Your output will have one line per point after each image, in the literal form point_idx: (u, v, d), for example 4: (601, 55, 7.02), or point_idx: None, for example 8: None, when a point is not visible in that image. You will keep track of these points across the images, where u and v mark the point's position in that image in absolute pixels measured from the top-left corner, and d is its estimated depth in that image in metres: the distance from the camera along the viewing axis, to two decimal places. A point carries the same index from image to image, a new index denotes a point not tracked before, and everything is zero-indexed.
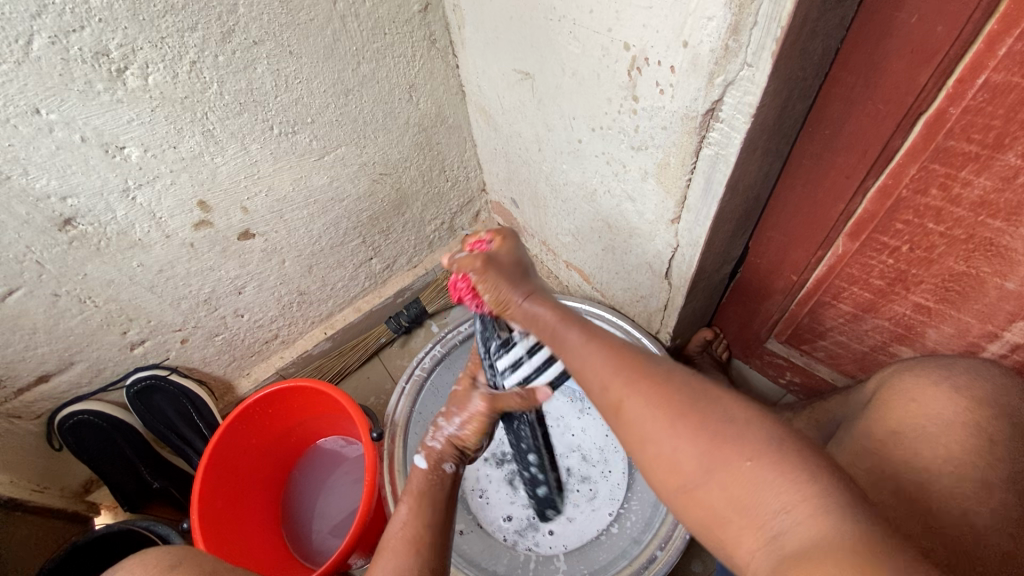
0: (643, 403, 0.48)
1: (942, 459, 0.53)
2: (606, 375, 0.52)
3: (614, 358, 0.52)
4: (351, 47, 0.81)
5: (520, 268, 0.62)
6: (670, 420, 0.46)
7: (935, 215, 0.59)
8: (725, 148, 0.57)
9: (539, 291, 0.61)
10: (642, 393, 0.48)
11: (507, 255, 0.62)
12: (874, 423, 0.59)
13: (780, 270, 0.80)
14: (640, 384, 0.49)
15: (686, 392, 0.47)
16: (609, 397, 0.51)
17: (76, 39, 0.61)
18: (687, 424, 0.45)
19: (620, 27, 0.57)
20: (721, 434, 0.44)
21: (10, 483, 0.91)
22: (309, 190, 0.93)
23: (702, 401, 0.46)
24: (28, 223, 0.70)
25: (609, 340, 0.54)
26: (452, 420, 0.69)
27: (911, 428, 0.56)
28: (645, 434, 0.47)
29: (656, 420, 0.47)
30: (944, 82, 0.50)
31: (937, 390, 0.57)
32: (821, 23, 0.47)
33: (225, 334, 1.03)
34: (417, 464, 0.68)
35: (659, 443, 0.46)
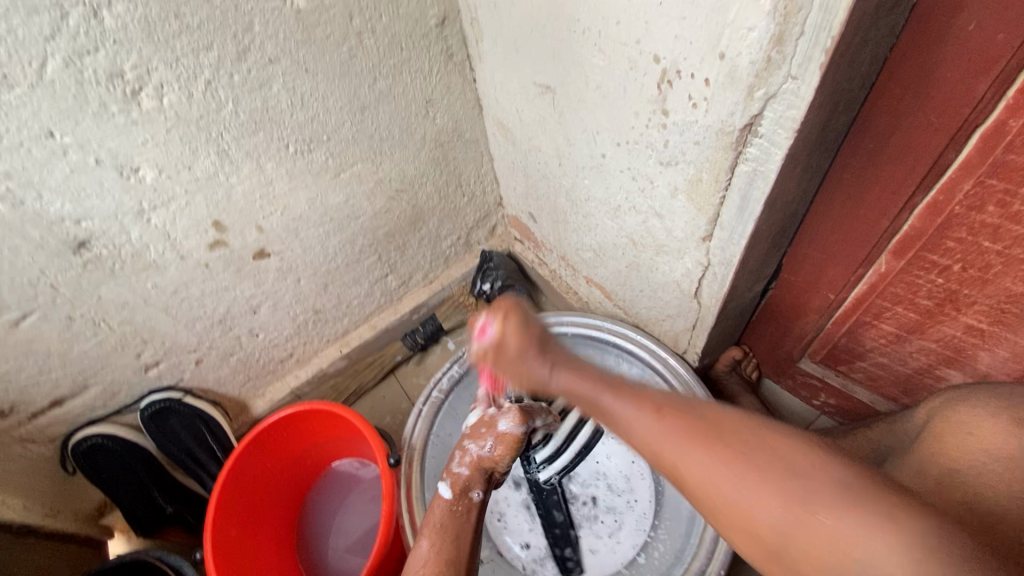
0: (704, 455, 0.46)
1: (1007, 499, 0.48)
2: (660, 435, 0.50)
3: (665, 421, 0.50)
4: (367, 64, 0.79)
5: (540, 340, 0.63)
6: (733, 478, 0.44)
7: (990, 233, 0.55)
8: (764, 164, 0.54)
9: (563, 358, 0.62)
10: (699, 449, 0.47)
11: (513, 336, 0.62)
12: (930, 461, 0.55)
13: (816, 288, 0.76)
14: (693, 438, 0.48)
15: (743, 440, 0.46)
16: (666, 456, 0.49)
17: (90, 61, 0.59)
18: (753, 482, 0.43)
19: (649, 38, 0.54)
20: (789, 487, 0.42)
21: (25, 508, 0.89)
22: (325, 209, 0.91)
23: (762, 454, 0.44)
24: (42, 247, 0.69)
25: (653, 399, 0.53)
26: (475, 446, 0.70)
27: (968, 463, 0.52)
28: (710, 492, 0.46)
29: (719, 478, 0.45)
30: (1005, 91, 0.46)
31: (994, 422, 0.53)
32: (871, 31, 0.44)
33: (239, 354, 1.01)
34: (444, 496, 0.66)
35: (725, 498, 0.45)
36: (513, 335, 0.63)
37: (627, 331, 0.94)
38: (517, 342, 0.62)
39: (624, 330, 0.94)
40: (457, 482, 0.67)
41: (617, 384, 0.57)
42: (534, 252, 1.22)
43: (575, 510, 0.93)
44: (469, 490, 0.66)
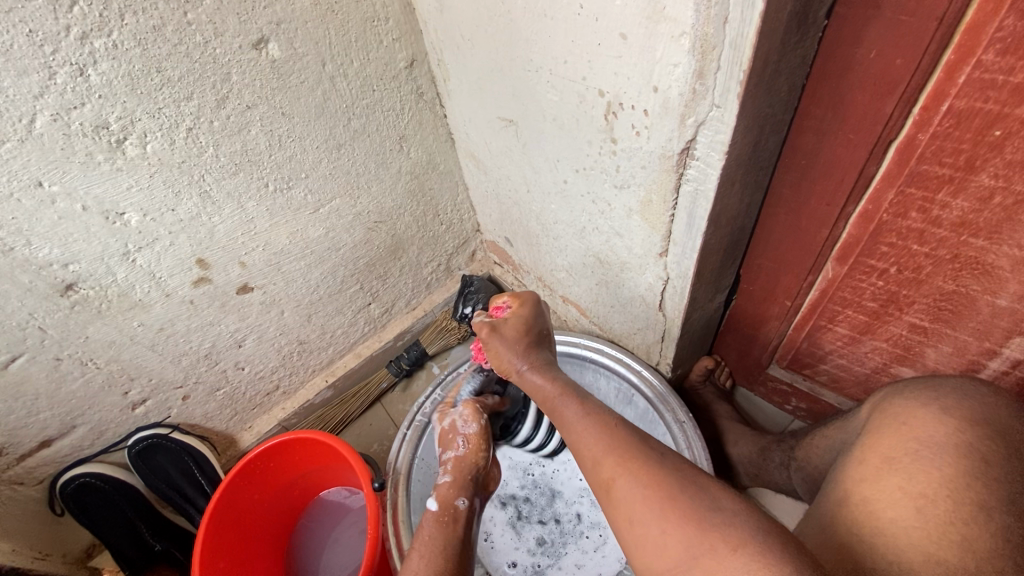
0: (636, 481, 0.49)
1: (938, 484, 0.50)
2: (606, 453, 0.53)
3: (615, 446, 0.53)
4: (341, 105, 0.84)
5: (535, 340, 0.69)
6: (660, 506, 0.47)
7: (918, 237, 0.59)
8: (703, 183, 0.58)
9: (545, 363, 0.68)
10: (635, 472, 0.50)
11: (521, 325, 0.69)
12: (869, 449, 0.57)
13: (773, 296, 0.80)
14: (634, 463, 0.51)
15: (676, 473, 0.49)
16: (603, 475, 0.52)
17: (77, 115, 0.64)
18: (670, 509, 0.46)
19: (593, 75, 0.59)
20: (699, 522, 0.44)
21: (14, 552, 0.89)
22: (306, 243, 0.95)
23: (689, 489, 0.47)
24: (31, 290, 0.72)
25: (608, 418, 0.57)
26: (452, 451, 0.76)
27: (904, 452, 0.54)
28: (633, 511, 0.48)
29: (643, 500, 0.48)
30: (910, 110, 0.51)
31: (926, 411, 0.56)
32: (782, 62, 0.49)
33: (226, 388, 1.03)
34: (432, 507, 0.69)
35: (642, 517, 0.47)
36: (515, 324, 0.69)
37: (603, 346, 0.97)
38: (514, 331, 0.68)
39: (600, 345, 0.97)
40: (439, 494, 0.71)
41: (582, 396, 0.62)
42: (513, 275, 1.26)
43: (560, 527, 0.95)
44: (452, 497, 0.70)
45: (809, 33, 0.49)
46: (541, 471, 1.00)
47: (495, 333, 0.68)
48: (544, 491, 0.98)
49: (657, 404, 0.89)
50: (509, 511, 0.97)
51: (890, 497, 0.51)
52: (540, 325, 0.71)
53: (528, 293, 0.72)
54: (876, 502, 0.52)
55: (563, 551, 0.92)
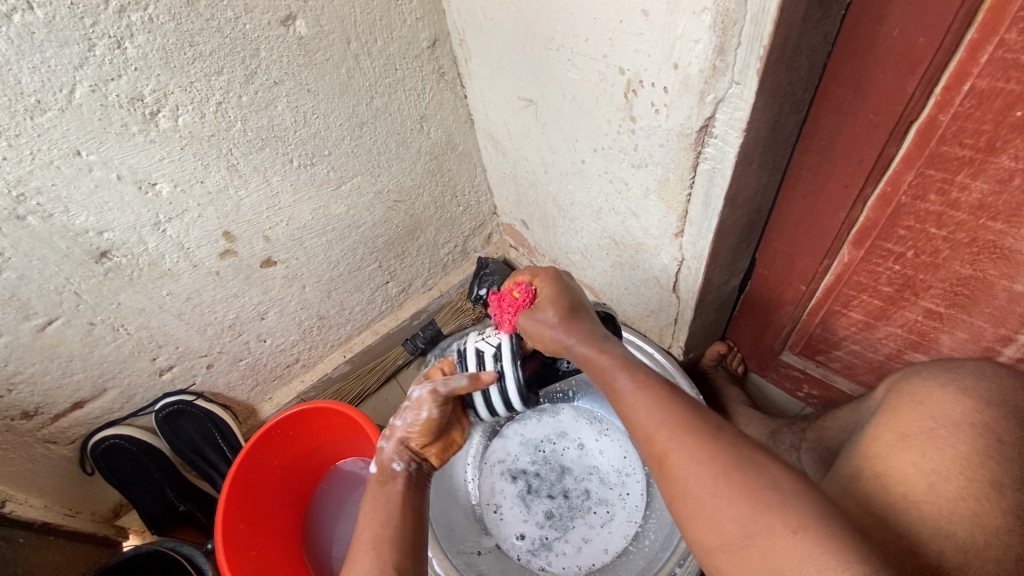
0: (694, 459, 0.50)
1: (950, 459, 0.52)
2: (662, 431, 0.53)
3: (668, 413, 0.54)
4: (364, 83, 0.86)
5: (573, 307, 0.71)
6: (690, 456, 0.50)
7: (935, 220, 0.59)
8: (721, 162, 0.59)
9: (590, 335, 0.67)
10: (690, 447, 0.51)
11: (545, 299, 0.72)
12: (883, 429, 0.58)
13: (788, 281, 0.80)
14: (687, 437, 0.52)
15: (740, 458, 0.49)
16: (657, 449, 0.53)
17: (114, 87, 0.66)
18: (704, 460, 0.49)
19: (614, 53, 0.60)
20: (761, 502, 0.46)
21: (45, 508, 0.95)
22: (328, 219, 0.97)
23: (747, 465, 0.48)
24: (68, 256, 0.75)
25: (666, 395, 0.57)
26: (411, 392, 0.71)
27: (918, 430, 0.55)
28: (694, 492, 0.49)
29: (705, 476, 0.49)
30: (932, 90, 0.51)
31: (942, 391, 0.57)
32: (804, 40, 0.49)
33: (248, 359, 1.06)
34: (394, 467, 0.68)
35: (703, 491, 0.48)
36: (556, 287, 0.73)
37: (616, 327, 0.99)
38: (546, 302, 0.72)
39: None
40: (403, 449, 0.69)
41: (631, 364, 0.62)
42: (528, 258, 1.27)
43: (568, 502, 0.97)
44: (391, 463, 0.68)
45: (831, 10, 0.49)
46: (551, 447, 1.02)
47: (529, 316, 0.72)
48: (553, 467, 1.00)
49: None
50: (519, 484, 1.00)
51: (904, 472, 0.53)
52: (576, 294, 0.74)
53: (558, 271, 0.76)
54: (892, 475, 0.53)
55: (571, 526, 0.94)
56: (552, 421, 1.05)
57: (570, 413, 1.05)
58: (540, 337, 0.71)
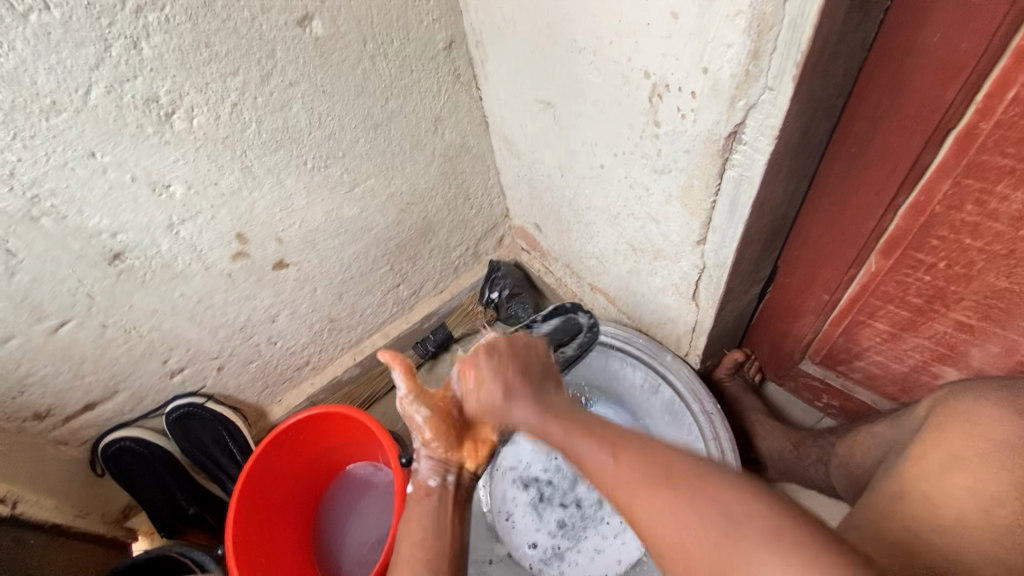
0: (653, 498, 0.43)
1: (1007, 485, 0.51)
2: (614, 475, 0.47)
3: (616, 458, 0.47)
4: (379, 84, 0.85)
5: (535, 381, 0.64)
6: (662, 507, 0.42)
7: (971, 231, 0.58)
8: (749, 169, 0.57)
9: (543, 409, 0.59)
10: (648, 487, 0.44)
11: (497, 371, 0.65)
12: (930, 446, 0.57)
13: (811, 290, 0.78)
14: (638, 476, 0.45)
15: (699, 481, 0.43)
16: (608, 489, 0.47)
17: (129, 87, 0.65)
18: (670, 500, 0.43)
19: (639, 56, 0.58)
20: (714, 534, 0.40)
21: (56, 509, 0.95)
22: (340, 222, 0.96)
23: (725, 510, 0.40)
24: (81, 258, 0.75)
25: (620, 438, 0.50)
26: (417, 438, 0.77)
27: (971, 452, 0.55)
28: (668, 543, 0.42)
29: (669, 520, 0.42)
30: (973, 96, 0.49)
31: (996, 412, 0.56)
32: (841, 44, 0.48)
33: (258, 361, 1.06)
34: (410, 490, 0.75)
35: (668, 542, 0.42)
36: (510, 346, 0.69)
37: (631, 333, 0.96)
38: (495, 372, 0.65)
39: (628, 332, 0.97)
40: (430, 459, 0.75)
41: (586, 423, 0.54)
42: (540, 261, 1.25)
43: (581, 511, 0.95)
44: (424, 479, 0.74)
45: (870, 13, 0.48)
46: (563, 455, 1.00)
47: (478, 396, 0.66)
48: (565, 475, 0.98)
49: (685, 395, 0.89)
50: (531, 492, 0.98)
51: (954, 494, 0.53)
52: (529, 360, 0.68)
53: (519, 347, 0.69)
54: (939, 497, 0.53)
55: (583, 535, 0.93)
56: None
57: None
58: (487, 402, 0.65)
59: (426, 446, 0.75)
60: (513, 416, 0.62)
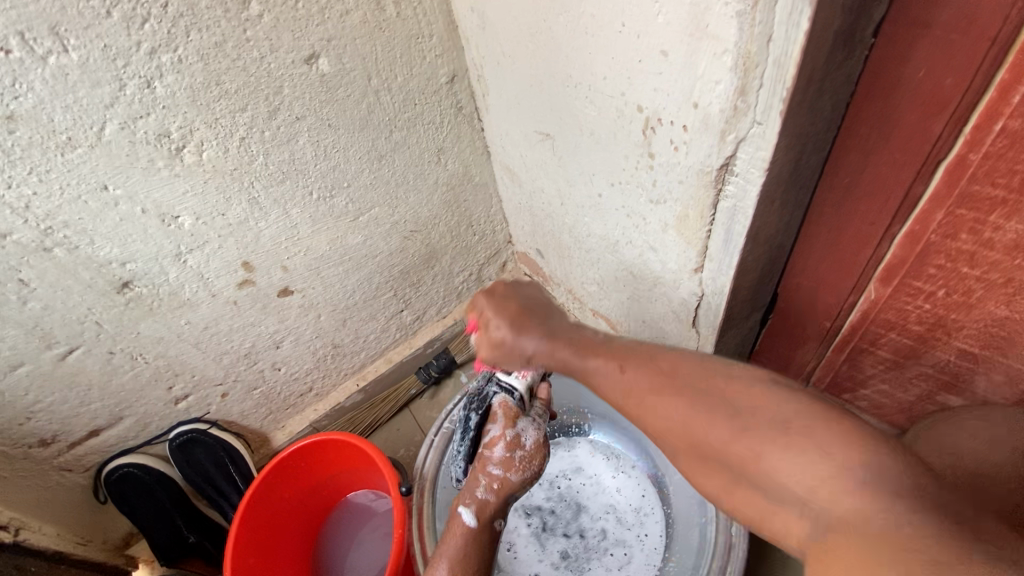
0: (665, 395, 0.51)
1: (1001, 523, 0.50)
2: (631, 386, 0.54)
3: (642, 377, 0.54)
4: (384, 117, 0.88)
5: (537, 311, 0.69)
6: (661, 394, 0.51)
7: (968, 259, 0.57)
8: (742, 200, 0.58)
9: (550, 332, 0.66)
10: (662, 387, 0.51)
11: (500, 297, 0.71)
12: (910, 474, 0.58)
13: (812, 317, 0.78)
14: (653, 378, 0.53)
15: (704, 376, 0.50)
16: (632, 405, 0.54)
17: (142, 124, 0.68)
18: (664, 387, 0.51)
19: (632, 91, 0.60)
20: (719, 418, 0.45)
21: (56, 536, 0.94)
22: (345, 249, 0.98)
23: (701, 372, 0.50)
24: (91, 286, 0.77)
25: (627, 355, 0.58)
26: (498, 469, 0.73)
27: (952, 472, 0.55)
28: (688, 442, 0.48)
29: (670, 406, 0.50)
30: (960, 129, 0.50)
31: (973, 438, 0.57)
32: (827, 80, 0.49)
33: (262, 388, 1.07)
34: (471, 523, 0.68)
35: (670, 426, 0.50)
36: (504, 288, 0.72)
37: None
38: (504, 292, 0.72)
39: None
40: (501, 489, 0.71)
41: (591, 345, 0.62)
42: None
43: (585, 542, 0.93)
44: (492, 521, 0.69)
45: (855, 50, 0.49)
46: (567, 483, 1.00)
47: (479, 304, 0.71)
48: (569, 504, 0.98)
49: None
50: (534, 521, 0.97)
51: None
52: (529, 296, 0.71)
53: (519, 283, 0.74)
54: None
55: (586, 568, 0.91)
56: (568, 456, 1.03)
57: (586, 448, 1.03)
58: (491, 339, 0.68)
59: (507, 472, 0.72)
60: (522, 346, 0.66)
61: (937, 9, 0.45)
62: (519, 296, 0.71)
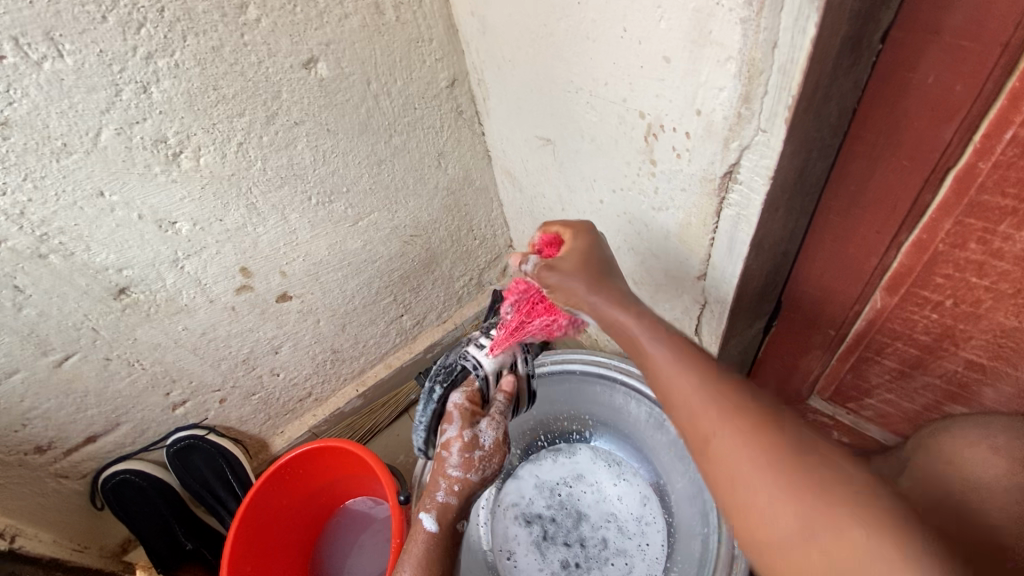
0: (742, 428, 0.48)
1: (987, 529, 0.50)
2: (703, 406, 0.51)
3: (713, 398, 0.51)
4: (383, 122, 0.87)
5: (610, 280, 0.67)
6: (737, 425, 0.48)
7: (976, 269, 0.56)
8: (746, 209, 0.57)
9: (620, 300, 0.64)
10: (741, 420, 0.48)
11: (575, 253, 0.68)
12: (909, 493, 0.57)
13: (816, 325, 0.77)
14: (728, 406, 0.50)
15: (792, 433, 0.47)
16: (697, 425, 0.51)
17: (139, 129, 0.67)
18: (743, 420, 0.48)
19: (634, 97, 0.59)
20: (804, 476, 0.43)
21: (54, 543, 0.94)
22: (344, 254, 0.97)
23: (787, 426, 0.48)
24: (87, 293, 0.76)
25: (700, 367, 0.55)
26: (458, 472, 0.71)
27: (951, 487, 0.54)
28: (751, 480, 0.46)
29: (743, 439, 0.47)
30: (970, 137, 0.49)
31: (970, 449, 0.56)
32: (833, 87, 0.48)
33: (261, 393, 1.06)
34: (432, 530, 0.70)
35: (733, 459, 0.47)
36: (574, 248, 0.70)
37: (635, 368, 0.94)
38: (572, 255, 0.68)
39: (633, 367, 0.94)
40: (460, 494, 0.71)
41: (663, 337, 0.59)
42: None
43: (586, 551, 0.93)
44: (453, 523, 0.72)
45: (862, 56, 0.48)
46: (567, 491, 0.99)
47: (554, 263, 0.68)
48: (569, 512, 0.97)
49: None
50: (534, 530, 0.96)
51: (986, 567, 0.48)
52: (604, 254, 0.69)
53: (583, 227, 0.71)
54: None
55: None
56: (569, 463, 1.02)
57: (587, 454, 1.02)
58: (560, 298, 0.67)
59: (466, 474, 0.71)
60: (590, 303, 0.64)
61: (947, 14, 0.44)
62: (606, 254, 0.70)
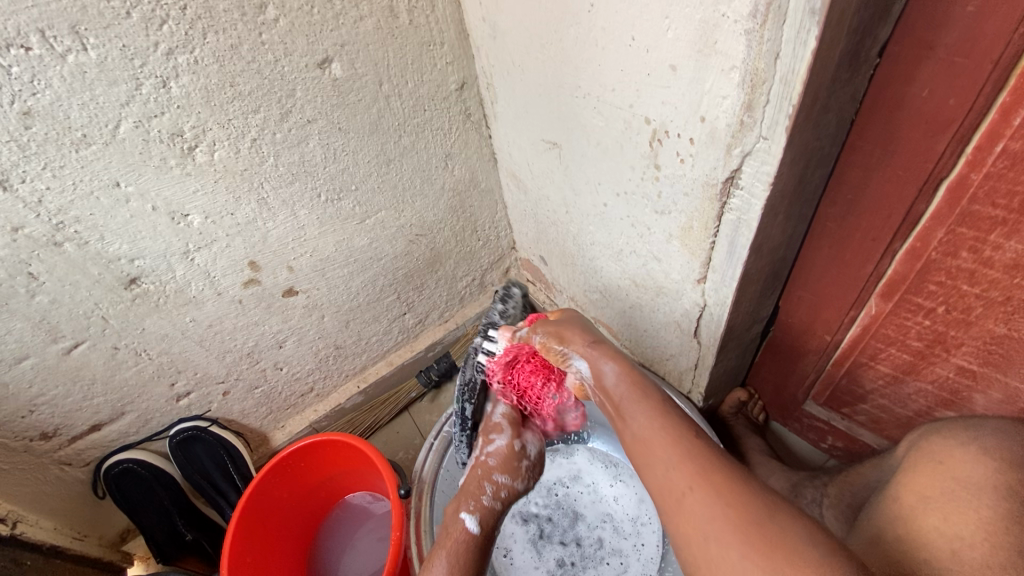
0: (704, 493, 0.51)
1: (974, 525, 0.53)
2: (671, 469, 0.55)
3: (678, 457, 0.55)
4: (394, 123, 0.89)
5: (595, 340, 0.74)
6: (703, 490, 0.52)
7: (967, 277, 0.58)
8: (746, 214, 0.59)
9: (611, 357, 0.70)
10: (706, 488, 0.51)
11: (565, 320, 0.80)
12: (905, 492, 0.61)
13: (813, 330, 0.79)
14: (696, 470, 0.53)
15: (752, 497, 0.50)
16: (671, 486, 0.54)
17: (156, 123, 0.69)
18: (711, 488, 0.51)
19: (640, 103, 0.61)
20: (760, 544, 0.46)
21: (54, 530, 0.95)
22: (350, 251, 0.99)
23: (749, 494, 0.50)
24: (99, 282, 0.77)
25: (670, 427, 0.59)
26: (504, 479, 0.78)
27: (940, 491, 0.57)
28: (710, 546, 0.49)
29: (708, 507, 0.50)
30: (962, 149, 0.51)
31: (963, 452, 0.59)
32: (832, 98, 0.50)
33: (264, 387, 1.07)
34: (473, 530, 0.72)
35: (697, 525, 0.50)
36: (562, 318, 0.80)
37: None
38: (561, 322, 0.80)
39: None
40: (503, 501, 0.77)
41: (642, 393, 0.65)
42: (545, 293, 1.26)
43: (581, 550, 0.94)
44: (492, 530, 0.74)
45: (860, 70, 0.50)
46: (564, 491, 1.00)
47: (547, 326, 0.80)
48: (566, 512, 0.98)
49: None
50: (530, 528, 0.97)
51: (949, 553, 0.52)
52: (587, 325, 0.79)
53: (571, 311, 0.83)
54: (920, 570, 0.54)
55: None
56: (566, 463, 1.03)
57: (585, 455, 1.03)
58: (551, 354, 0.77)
59: (513, 481, 0.78)
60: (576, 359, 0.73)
61: (941, 32, 0.46)
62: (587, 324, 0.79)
